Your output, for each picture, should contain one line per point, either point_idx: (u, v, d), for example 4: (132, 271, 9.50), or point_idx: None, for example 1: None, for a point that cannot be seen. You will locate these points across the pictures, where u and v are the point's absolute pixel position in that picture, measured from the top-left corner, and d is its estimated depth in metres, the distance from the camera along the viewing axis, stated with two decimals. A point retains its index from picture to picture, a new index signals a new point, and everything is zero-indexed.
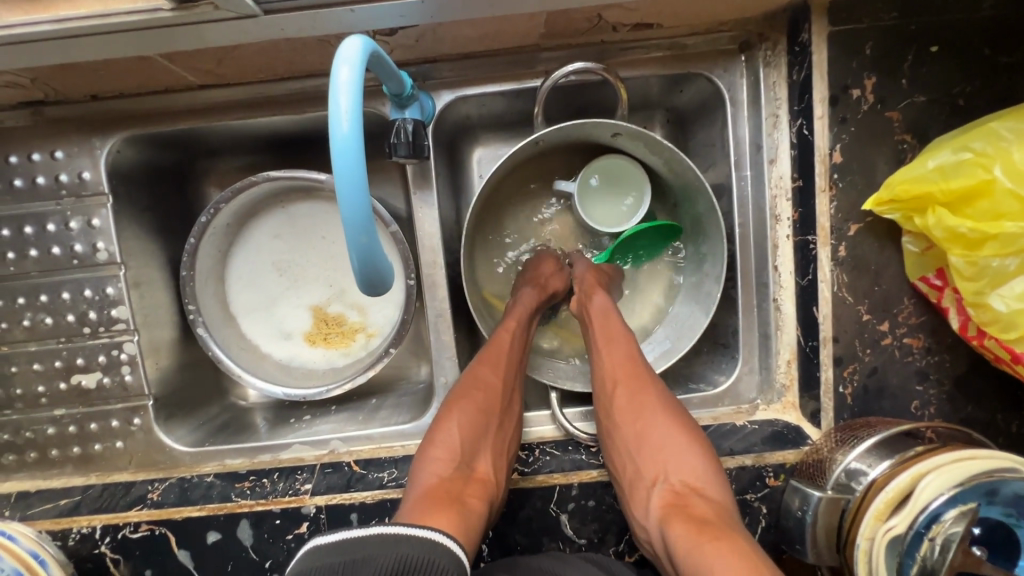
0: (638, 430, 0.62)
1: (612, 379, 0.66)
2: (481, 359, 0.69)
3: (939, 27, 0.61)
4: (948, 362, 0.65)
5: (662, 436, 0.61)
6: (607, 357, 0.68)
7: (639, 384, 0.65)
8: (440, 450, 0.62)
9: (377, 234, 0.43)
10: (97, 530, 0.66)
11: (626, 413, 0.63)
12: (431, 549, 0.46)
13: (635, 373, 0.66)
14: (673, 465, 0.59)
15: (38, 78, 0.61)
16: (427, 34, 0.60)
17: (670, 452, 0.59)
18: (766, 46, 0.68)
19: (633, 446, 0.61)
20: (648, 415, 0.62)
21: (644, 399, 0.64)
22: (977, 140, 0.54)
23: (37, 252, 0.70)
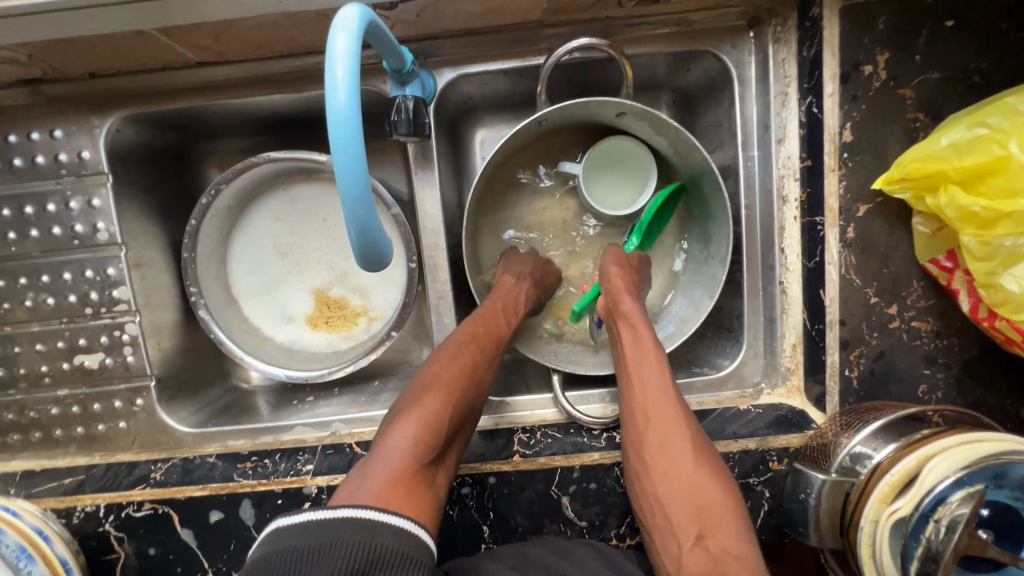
0: (671, 476, 0.57)
1: (643, 415, 0.62)
2: (473, 342, 0.66)
3: (955, 0, 0.59)
4: (956, 346, 0.64)
5: (695, 482, 0.57)
6: (639, 389, 0.63)
7: (673, 423, 0.61)
8: (412, 424, 0.56)
9: (376, 209, 0.42)
10: (101, 508, 0.67)
11: (660, 455, 0.59)
12: (397, 539, 0.45)
13: (670, 412, 0.61)
14: (709, 519, 0.55)
15: (34, 54, 0.60)
16: (428, 9, 0.59)
17: (703, 503, 0.56)
18: (775, 22, 0.66)
19: (666, 495, 0.57)
20: (681, 458, 0.58)
21: (676, 441, 0.59)
22: (992, 116, 0.52)
23: (37, 231, 0.70)
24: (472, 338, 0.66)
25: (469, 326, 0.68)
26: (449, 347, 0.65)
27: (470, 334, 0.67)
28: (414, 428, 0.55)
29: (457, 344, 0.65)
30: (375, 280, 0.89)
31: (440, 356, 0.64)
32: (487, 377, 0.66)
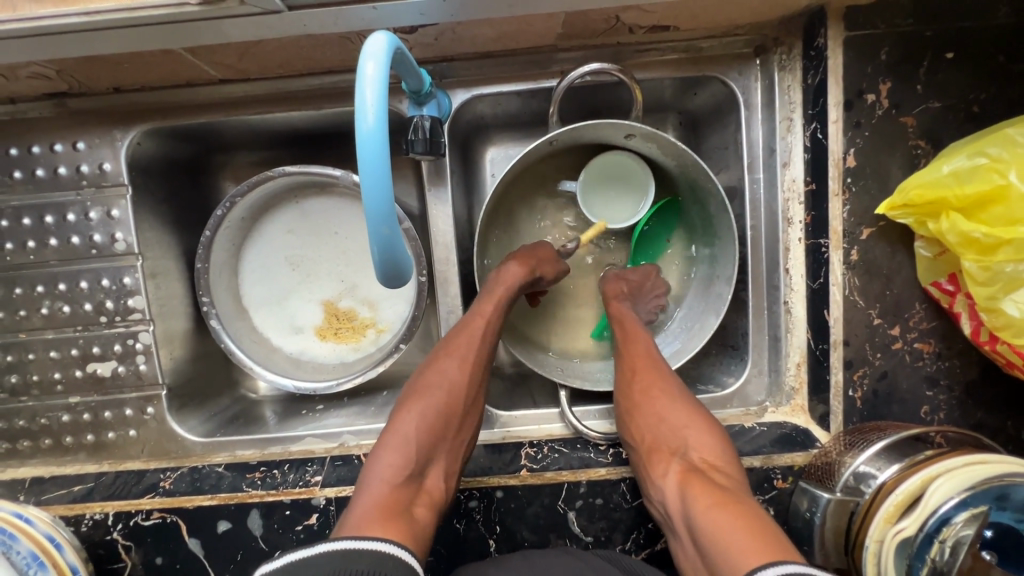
0: (658, 408, 0.63)
1: (633, 365, 0.68)
2: (449, 349, 0.67)
3: (955, 33, 0.61)
4: (958, 368, 0.65)
5: (677, 414, 0.62)
6: (628, 349, 0.70)
7: (658, 370, 0.66)
8: (392, 452, 0.58)
9: (399, 227, 0.43)
10: (109, 516, 0.67)
11: (647, 389, 0.64)
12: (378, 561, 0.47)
13: (654, 359, 0.68)
14: (690, 440, 0.59)
15: (62, 70, 0.62)
16: (447, 33, 0.61)
17: (686, 432, 0.60)
18: (781, 50, 0.68)
19: (653, 425, 0.62)
20: (666, 393, 0.64)
21: (662, 380, 0.65)
22: (992, 146, 0.54)
23: (56, 241, 0.71)
24: (466, 345, 0.67)
25: (464, 331, 0.68)
26: (442, 357, 0.66)
27: (462, 339, 0.67)
28: (393, 456, 0.58)
29: (449, 353, 0.67)
30: (383, 292, 0.91)
31: (432, 369, 0.66)
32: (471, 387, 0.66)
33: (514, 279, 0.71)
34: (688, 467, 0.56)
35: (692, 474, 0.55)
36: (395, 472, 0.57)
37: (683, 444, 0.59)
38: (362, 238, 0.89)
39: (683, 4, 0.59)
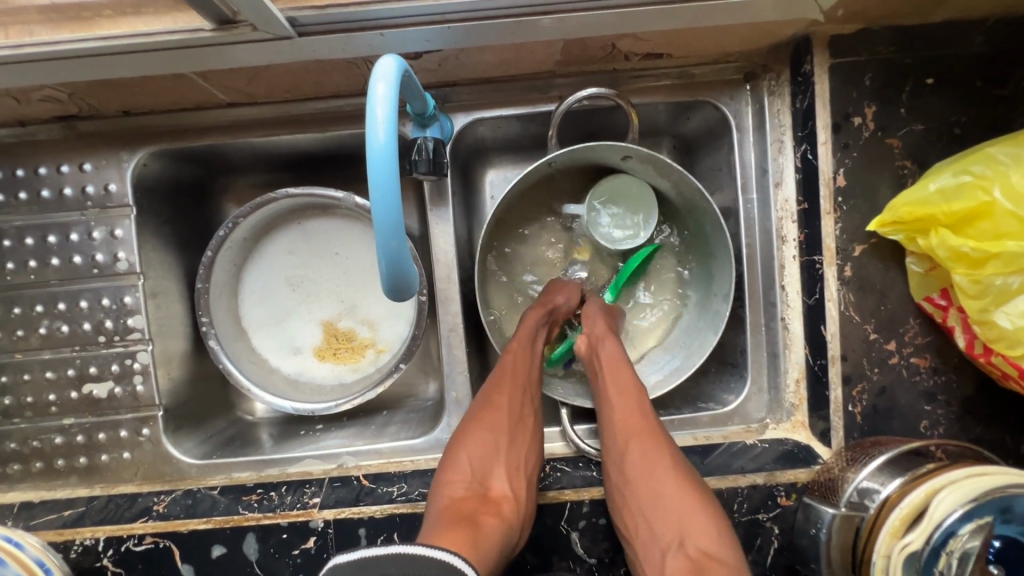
0: (648, 480, 0.62)
1: (625, 436, 0.65)
2: (498, 378, 0.70)
3: (934, 62, 0.64)
4: (954, 382, 0.66)
5: (667, 486, 0.61)
6: (618, 412, 0.67)
7: (643, 433, 0.65)
8: (452, 472, 0.64)
9: (406, 239, 0.44)
10: (100, 542, 0.65)
11: (637, 459, 0.63)
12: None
13: (640, 420, 0.66)
14: (682, 515, 0.59)
15: (74, 93, 0.63)
16: (450, 60, 0.63)
17: (677, 511, 0.59)
18: (770, 76, 0.71)
19: (646, 507, 0.61)
20: (654, 460, 0.63)
21: (653, 454, 0.63)
22: (976, 164, 0.56)
23: (58, 260, 0.71)
24: (508, 378, 0.70)
25: (505, 365, 0.71)
26: (487, 391, 0.70)
27: (503, 372, 0.71)
28: (453, 473, 0.64)
29: (494, 385, 0.70)
30: (383, 312, 0.91)
31: (479, 403, 0.69)
32: (525, 414, 0.69)
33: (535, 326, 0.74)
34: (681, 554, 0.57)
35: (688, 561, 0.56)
36: (456, 485, 0.62)
37: (675, 519, 0.59)
38: (363, 259, 0.90)
39: (677, 32, 0.62)
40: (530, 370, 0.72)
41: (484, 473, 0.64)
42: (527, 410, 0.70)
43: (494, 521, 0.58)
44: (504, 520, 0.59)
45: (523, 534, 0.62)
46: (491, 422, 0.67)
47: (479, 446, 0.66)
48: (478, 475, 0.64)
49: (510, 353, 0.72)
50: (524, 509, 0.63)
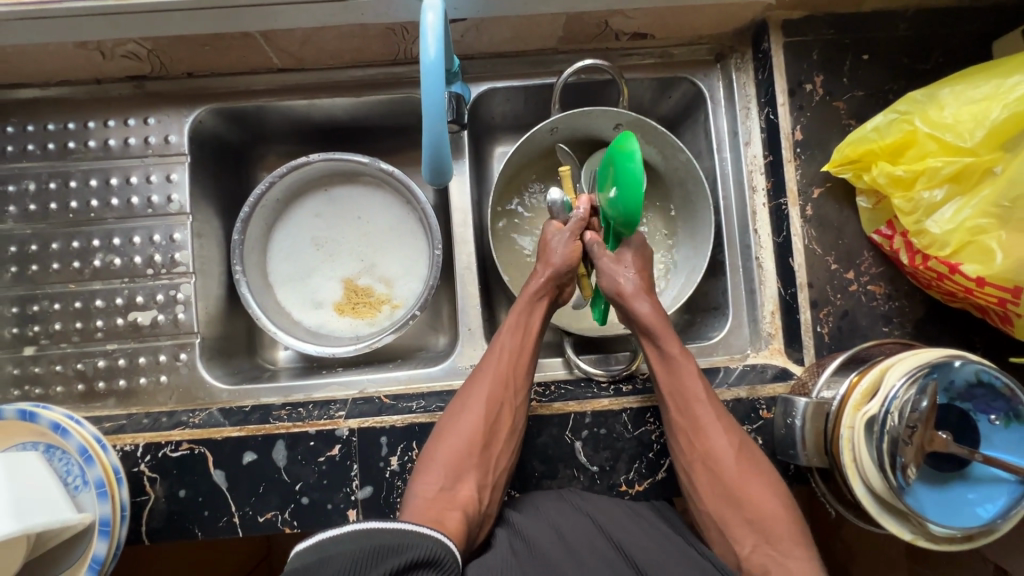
0: (704, 452, 0.67)
1: (687, 416, 0.68)
2: (486, 372, 0.72)
3: (869, 41, 0.78)
4: (907, 308, 0.75)
5: (725, 460, 0.66)
6: (675, 389, 0.70)
7: (695, 405, 0.68)
8: (434, 464, 0.66)
9: (447, 127, 0.55)
10: (139, 447, 0.71)
11: (692, 434, 0.68)
12: (422, 543, 0.50)
13: (692, 394, 0.69)
14: (737, 486, 0.65)
15: (153, 50, 0.75)
16: (471, 31, 0.77)
17: (738, 484, 0.65)
18: (736, 56, 0.85)
19: (710, 481, 0.66)
20: (708, 433, 0.67)
21: (711, 432, 0.67)
22: (902, 104, 0.69)
23: (117, 200, 0.81)
24: (490, 375, 0.71)
25: (488, 362, 0.73)
26: (471, 386, 0.72)
27: (487, 368, 0.72)
28: (438, 466, 0.66)
29: (477, 380, 0.72)
30: (400, 270, 0.95)
31: (461, 399, 0.71)
32: (513, 405, 0.71)
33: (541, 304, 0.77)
34: (735, 520, 0.64)
35: (743, 531, 0.63)
36: (435, 478, 0.65)
37: (730, 487, 0.65)
38: (385, 221, 0.96)
39: (656, 12, 0.76)
40: (515, 364, 0.73)
41: (458, 467, 0.66)
42: (516, 400, 0.71)
43: (456, 513, 0.62)
44: (465, 512, 0.63)
45: (488, 521, 0.66)
46: (469, 419, 0.69)
47: (456, 441, 0.67)
48: (451, 468, 0.66)
49: (496, 349, 0.74)
50: (488, 503, 0.66)
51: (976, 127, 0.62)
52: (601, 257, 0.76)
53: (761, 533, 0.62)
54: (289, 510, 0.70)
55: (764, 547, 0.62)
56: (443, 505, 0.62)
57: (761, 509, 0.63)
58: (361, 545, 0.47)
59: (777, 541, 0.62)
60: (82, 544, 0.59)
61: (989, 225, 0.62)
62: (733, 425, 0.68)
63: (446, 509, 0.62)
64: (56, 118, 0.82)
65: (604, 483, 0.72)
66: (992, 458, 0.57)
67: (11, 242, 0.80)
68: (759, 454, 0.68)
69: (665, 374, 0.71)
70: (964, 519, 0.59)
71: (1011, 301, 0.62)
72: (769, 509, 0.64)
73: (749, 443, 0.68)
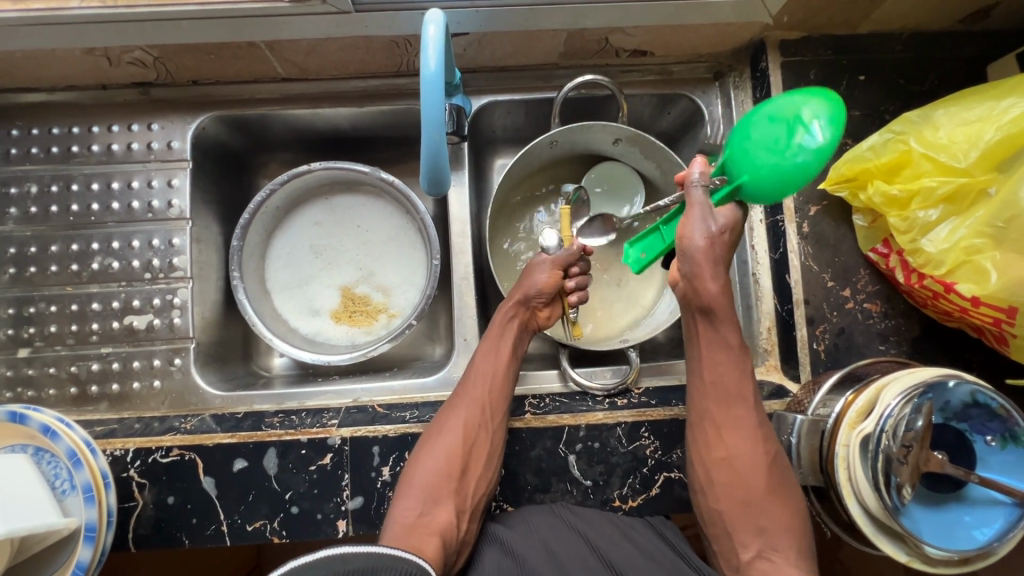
0: (732, 454, 0.65)
1: (719, 409, 0.66)
2: (463, 394, 0.72)
3: (865, 62, 0.79)
4: (903, 326, 0.75)
5: (749, 466, 0.64)
6: (716, 379, 0.67)
7: (735, 403, 0.66)
8: (417, 484, 0.66)
9: (445, 136, 0.56)
10: (129, 453, 0.70)
11: (721, 430, 0.66)
12: (398, 565, 0.48)
13: (735, 391, 0.66)
14: (757, 495, 0.64)
15: (159, 57, 0.76)
16: (474, 45, 0.78)
17: (760, 491, 0.64)
18: (734, 74, 0.86)
19: (731, 484, 0.65)
20: (740, 435, 0.65)
21: (741, 429, 0.65)
22: (897, 124, 0.70)
23: (118, 204, 0.81)
24: (467, 398, 0.71)
25: (468, 384, 0.73)
26: (450, 409, 0.72)
27: (466, 391, 0.72)
28: (421, 486, 0.66)
29: (455, 404, 0.72)
30: (398, 279, 0.95)
31: (438, 420, 0.71)
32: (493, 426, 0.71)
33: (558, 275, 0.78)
34: (745, 524, 0.64)
35: (751, 538, 0.63)
36: (415, 502, 0.64)
37: (751, 494, 0.64)
38: (384, 230, 0.96)
39: (656, 31, 0.77)
40: (493, 386, 0.73)
41: (435, 492, 0.65)
42: (496, 421, 0.71)
43: (433, 538, 0.61)
44: (443, 538, 0.62)
45: (467, 547, 0.66)
46: (447, 443, 0.68)
47: (434, 465, 0.67)
48: (428, 492, 0.65)
49: (473, 372, 0.74)
50: (465, 528, 0.66)
51: (970, 149, 0.63)
52: (695, 213, 0.63)
53: (769, 541, 0.62)
54: (278, 520, 0.69)
55: (768, 557, 0.62)
56: (421, 531, 0.62)
57: (776, 517, 0.63)
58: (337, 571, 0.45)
59: (786, 554, 0.61)
60: (66, 550, 0.59)
61: (985, 245, 0.62)
62: (768, 431, 0.66)
63: (423, 535, 0.61)
64: (60, 122, 0.82)
65: (597, 498, 0.71)
66: (989, 479, 0.57)
67: (10, 244, 0.80)
68: (787, 468, 0.66)
69: (710, 365, 0.67)
70: (961, 541, 0.58)
71: (1006, 321, 0.62)
72: (784, 520, 0.63)
73: (781, 454, 0.65)
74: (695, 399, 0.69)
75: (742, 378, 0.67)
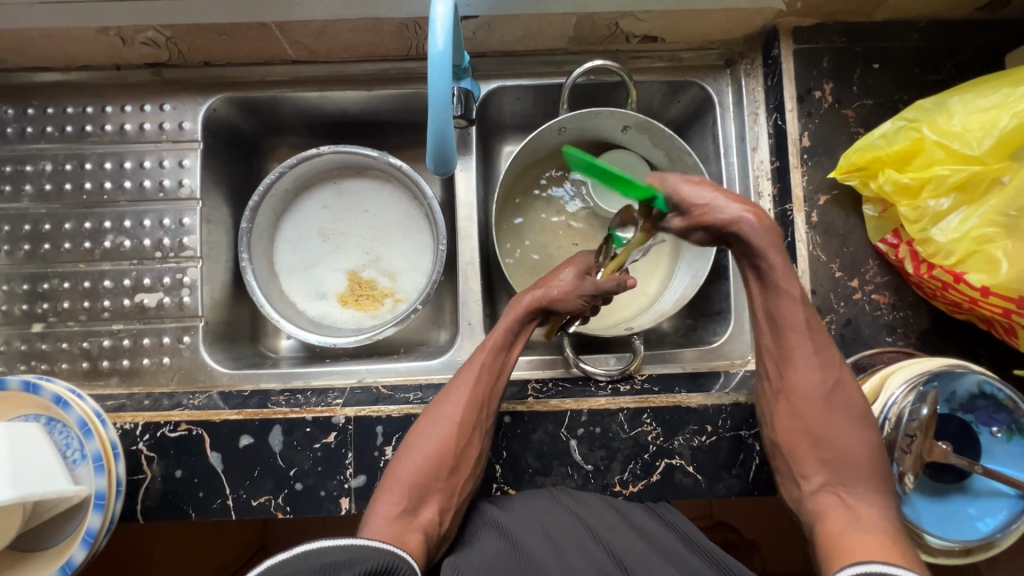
0: (789, 385, 0.61)
1: (777, 343, 0.62)
2: (457, 399, 0.71)
3: (880, 49, 0.78)
4: (911, 318, 0.74)
5: (807, 396, 0.60)
6: (767, 310, 0.63)
7: (794, 334, 0.61)
8: (397, 487, 0.65)
9: (452, 115, 0.57)
10: (138, 426, 0.71)
11: (779, 361, 0.62)
12: (372, 554, 0.51)
13: (792, 320, 0.61)
14: (819, 420, 0.59)
15: (172, 38, 0.77)
16: (483, 28, 0.78)
17: (823, 420, 0.59)
18: (746, 61, 0.85)
19: (792, 414, 0.60)
20: (800, 362, 0.61)
21: (799, 358, 0.61)
22: (910, 112, 0.69)
23: (130, 183, 0.83)
24: (466, 395, 0.71)
25: (462, 383, 0.72)
26: (443, 404, 0.71)
27: (463, 388, 0.71)
28: (401, 494, 0.65)
29: (451, 400, 0.71)
30: (405, 264, 0.95)
31: (431, 415, 0.71)
32: (483, 435, 0.70)
33: (581, 305, 0.75)
34: (810, 459, 0.59)
35: (815, 469, 0.59)
36: (396, 502, 0.64)
37: (812, 425, 0.60)
38: (391, 214, 0.96)
39: (667, 15, 0.76)
40: (492, 387, 0.73)
41: (422, 491, 0.66)
42: (485, 427, 0.71)
43: (416, 535, 0.62)
44: (426, 535, 0.63)
45: (445, 543, 0.67)
46: (436, 442, 0.68)
47: (422, 466, 0.67)
48: (415, 490, 0.65)
49: (473, 367, 0.73)
50: (447, 525, 0.67)
51: (984, 136, 0.62)
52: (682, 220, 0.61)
53: (837, 477, 0.58)
54: (283, 495, 0.70)
55: (836, 487, 0.58)
56: (404, 526, 0.62)
57: (844, 451, 0.58)
58: (312, 564, 0.47)
59: (852, 483, 0.57)
60: (79, 517, 0.60)
61: (996, 234, 0.61)
62: (833, 359, 0.61)
63: (407, 531, 0.62)
64: (75, 101, 0.84)
65: (597, 482, 0.72)
66: (993, 470, 0.57)
67: (25, 220, 0.82)
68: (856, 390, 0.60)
69: (764, 300, 0.63)
70: (963, 532, 0.58)
71: (1016, 312, 0.61)
72: (852, 453, 0.58)
73: (847, 383, 0.60)
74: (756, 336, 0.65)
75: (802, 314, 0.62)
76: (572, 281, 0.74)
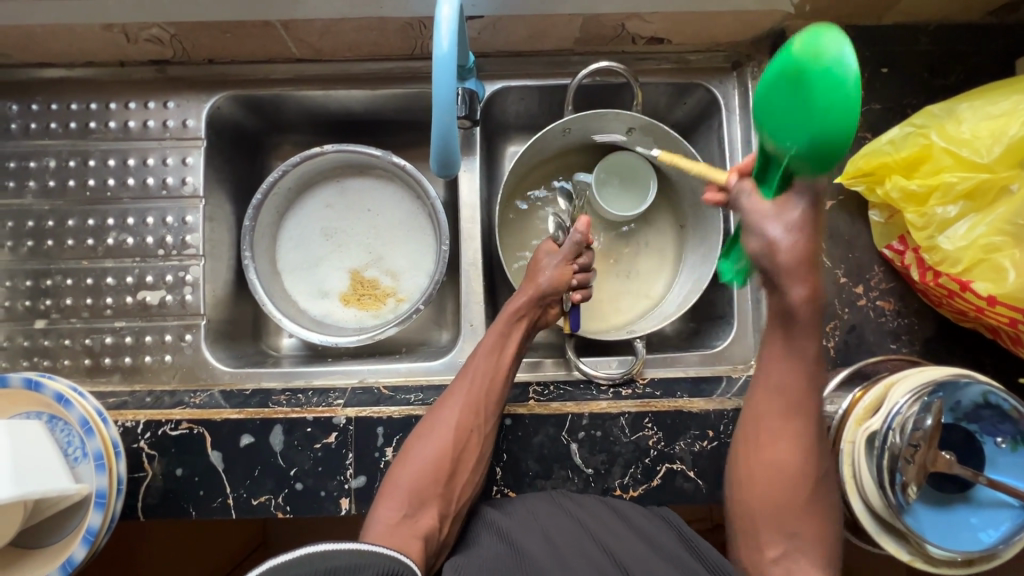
0: (773, 462, 0.61)
1: (770, 417, 0.61)
2: (455, 403, 0.71)
3: (889, 53, 0.77)
4: (916, 325, 0.74)
5: (787, 474, 0.61)
6: (764, 383, 0.62)
7: (790, 413, 0.60)
8: (397, 491, 0.66)
9: (457, 118, 0.57)
10: (140, 424, 0.71)
11: (766, 434, 0.62)
12: (381, 561, 0.49)
13: (792, 398, 0.60)
14: (792, 497, 0.60)
15: (176, 35, 0.76)
16: (488, 29, 0.78)
17: (795, 498, 0.61)
18: (753, 64, 0.84)
19: (769, 487, 0.61)
20: (785, 440, 0.61)
21: (789, 436, 0.60)
22: (918, 118, 0.68)
23: (133, 180, 0.82)
24: (461, 399, 0.71)
25: (460, 387, 0.72)
26: (442, 408, 0.71)
27: (458, 393, 0.72)
28: (401, 498, 0.65)
29: (446, 405, 0.71)
30: (407, 263, 0.95)
31: (430, 419, 0.71)
32: (481, 439, 0.71)
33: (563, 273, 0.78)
34: (773, 525, 0.62)
35: (776, 539, 0.62)
36: (396, 506, 0.65)
37: (784, 501, 0.61)
38: (393, 214, 0.96)
39: (674, 16, 0.76)
40: (488, 390, 0.73)
41: (422, 495, 0.66)
42: (483, 430, 0.71)
43: (418, 541, 0.62)
44: (426, 540, 0.63)
45: (445, 550, 0.67)
46: (435, 446, 0.68)
47: (421, 470, 0.67)
48: (415, 494, 0.66)
49: (470, 371, 0.74)
50: (447, 532, 0.67)
51: (993, 144, 0.62)
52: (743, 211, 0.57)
53: (797, 545, 0.61)
54: (283, 495, 0.70)
55: (792, 557, 0.61)
56: (405, 533, 0.62)
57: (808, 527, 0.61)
58: (317, 568, 0.45)
59: (808, 555, 0.60)
60: (79, 515, 0.61)
61: (1004, 243, 0.61)
62: (822, 441, 0.61)
63: (408, 536, 0.62)
64: (79, 98, 0.83)
65: (598, 486, 0.72)
66: (997, 481, 0.56)
67: (29, 217, 0.82)
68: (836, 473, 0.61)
69: (773, 365, 0.61)
70: (964, 543, 0.57)
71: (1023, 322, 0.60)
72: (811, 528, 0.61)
73: (829, 466, 0.60)
74: (751, 395, 0.64)
75: (809, 383, 0.60)
76: (547, 258, 0.79)
